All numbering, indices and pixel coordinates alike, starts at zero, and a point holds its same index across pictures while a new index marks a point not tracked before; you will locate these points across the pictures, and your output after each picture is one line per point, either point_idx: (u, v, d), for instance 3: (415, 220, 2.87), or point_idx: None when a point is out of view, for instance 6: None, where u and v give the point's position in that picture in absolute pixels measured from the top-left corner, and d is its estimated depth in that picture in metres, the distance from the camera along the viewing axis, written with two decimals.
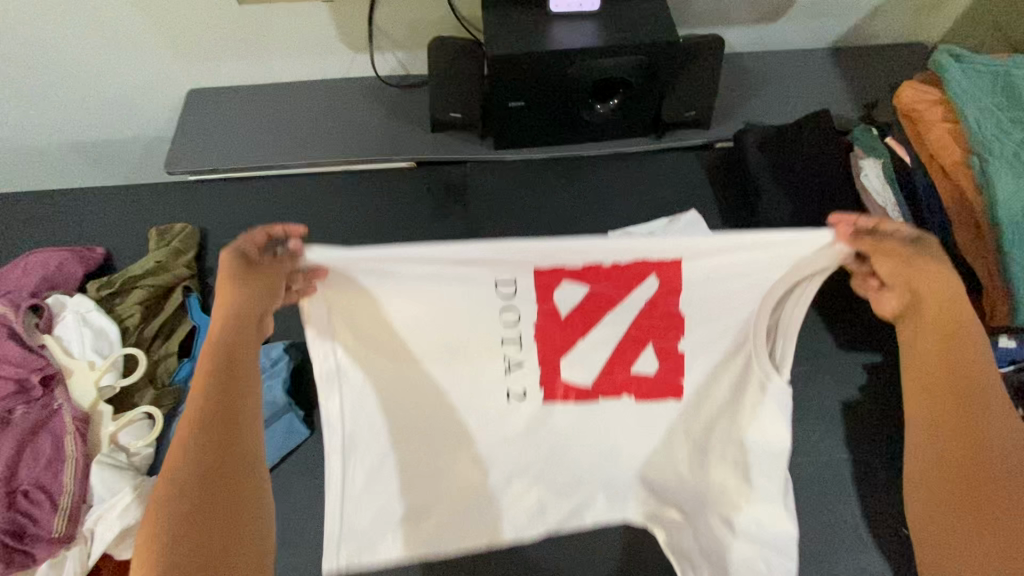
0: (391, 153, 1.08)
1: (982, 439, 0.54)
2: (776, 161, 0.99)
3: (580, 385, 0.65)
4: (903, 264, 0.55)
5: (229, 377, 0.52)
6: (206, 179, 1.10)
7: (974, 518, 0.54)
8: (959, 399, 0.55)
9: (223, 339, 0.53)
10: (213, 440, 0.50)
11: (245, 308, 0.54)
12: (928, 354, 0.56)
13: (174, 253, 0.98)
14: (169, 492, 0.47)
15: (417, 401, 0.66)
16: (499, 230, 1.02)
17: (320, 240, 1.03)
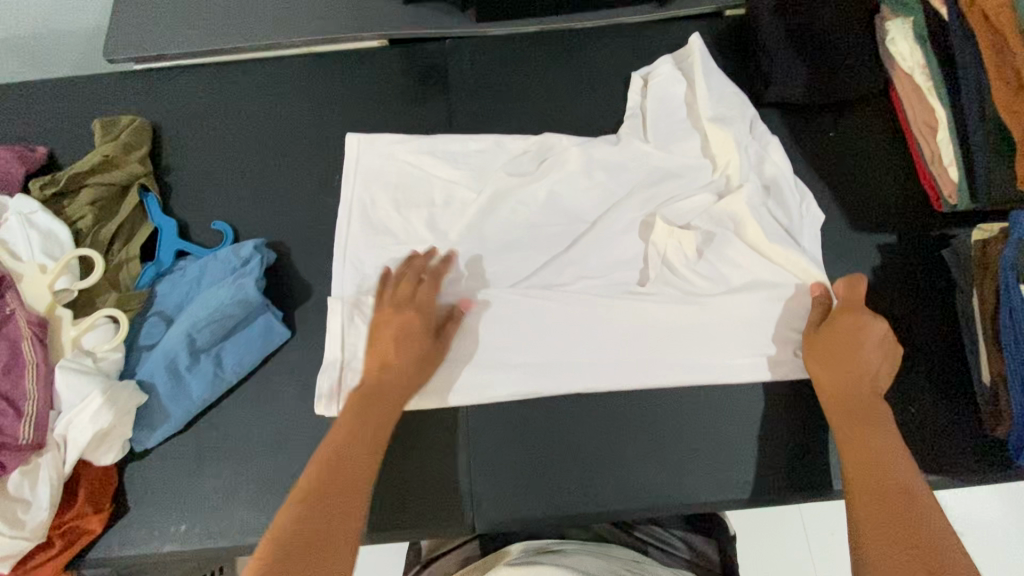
0: (359, 31, 0.97)
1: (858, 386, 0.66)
2: (792, 26, 0.89)
3: (570, 218, 0.82)
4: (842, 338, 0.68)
5: (362, 410, 0.68)
6: (150, 67, 0.98)
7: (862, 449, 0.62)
8: (852, 357, 0.67)
9: (367, 386, 0.69)
10: (331, 467, 0.62)
11: (392, 373, 0.70)
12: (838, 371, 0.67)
13: (124, 147, 0.87)
14: (324, 462, 0.63)
15: (434, 213, 0.83)
16: (486, 113, 0.93)
17: (286, 131, 0.93)
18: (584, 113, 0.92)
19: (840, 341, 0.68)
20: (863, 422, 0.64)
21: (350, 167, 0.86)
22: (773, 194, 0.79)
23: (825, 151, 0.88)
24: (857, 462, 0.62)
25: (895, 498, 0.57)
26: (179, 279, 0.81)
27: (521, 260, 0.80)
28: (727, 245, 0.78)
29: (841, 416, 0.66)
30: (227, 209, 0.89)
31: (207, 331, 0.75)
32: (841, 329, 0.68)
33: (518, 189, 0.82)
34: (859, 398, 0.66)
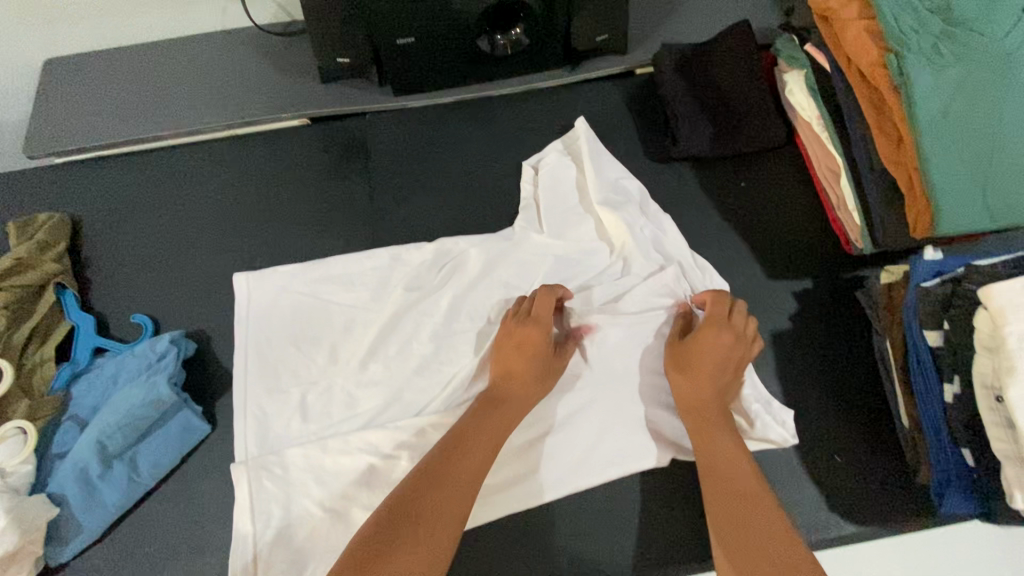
0: (279, 111, 0.98)
1: (708, 429, 0.72)
2: (694, 85, 0.93)
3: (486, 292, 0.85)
4: (686, 362, 0.74)
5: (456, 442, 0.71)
6: (68, 160, 0.98)
7: (733, 520, 0.65)
8: (695, 391, 0.73)
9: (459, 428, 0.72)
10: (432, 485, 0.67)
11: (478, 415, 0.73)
12: (689, 395, 0.74)
13: (40, 247, 0.87)
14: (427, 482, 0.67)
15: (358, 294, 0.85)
16: (407, 185, 0.94)
17: (208, 215, 0.93)
18: (503, 179, 0.94)
19: (702, 349, 0.74)
20: (720, 474, 0.69)
21: (244, 298, 0.85)
22: (679, 271, 0.83)
23: (737, 203, 0.90)
24: (710, 477, 0.69)
25: (743, 521, 0.64)
26: (94, 380, 0.79)
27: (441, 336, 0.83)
28: (634, 318, 0.81)
29: (696, 425, 0.73)
30: (148, 300, 0.88)
31: (119, 436, 0.73)
32: (706, 343, 0.74)
33: (444, 272, 0.86)
34: (707, 427, 0.72)
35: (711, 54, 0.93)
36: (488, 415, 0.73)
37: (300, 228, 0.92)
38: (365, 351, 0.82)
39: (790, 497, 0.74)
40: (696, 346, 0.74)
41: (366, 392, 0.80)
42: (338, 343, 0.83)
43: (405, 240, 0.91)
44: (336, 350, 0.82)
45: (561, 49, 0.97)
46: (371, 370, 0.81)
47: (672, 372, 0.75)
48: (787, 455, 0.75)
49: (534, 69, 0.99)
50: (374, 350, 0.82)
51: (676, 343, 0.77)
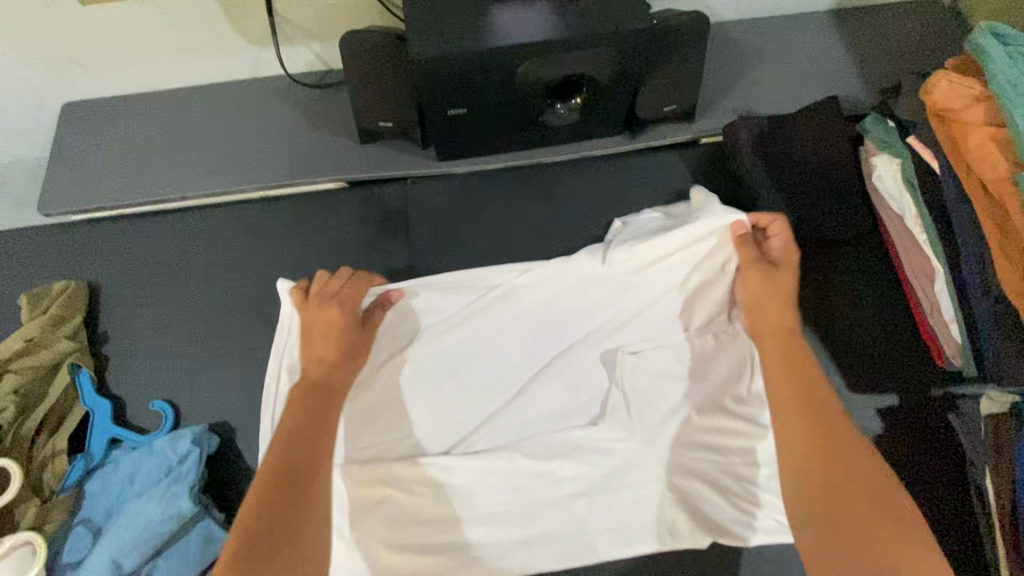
0: (315, 174, 0.91)
1: (806, 387, 0.65)
2: (772, 163, 0.84)
3: None
4: (770, 288, 0.71)
5: (284, 470, 0.62)
6: (88, 217, 0.91)
7: (824, 470, 0.61)
8: (777, 331, 0.69)
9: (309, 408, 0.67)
10: (280, 501, 0.60)
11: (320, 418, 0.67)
12: (770, 306, 0.71)
13: (54, 322, 0.80)
14: (274, 480, 0.61)
15: None
16: (451, 261, 0.86)
17: (236, 286, 0.87)
18: (556, 258, 0.86)
19: (784, 287, 0.72)
20: (805, 394, 0.65)
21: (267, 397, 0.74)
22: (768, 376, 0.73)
23: (816, 298, 0.82)
24: (789, 403, 0.65)
25: (838, 471, 0.60)
26: (109, 478, 0.73)
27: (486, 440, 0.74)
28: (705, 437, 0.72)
29: (782, 356, 0.68)
30: (169, 382, 0.81)
31: (134, 553, 0.67)
32: (785, 276, 0.72)
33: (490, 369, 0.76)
34: (798, 365, 0.67)
35: (791, 129, 0.85)
36: (312, 400, 0.68)
37: None
38: None
39: None
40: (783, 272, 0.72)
41: None
42: None
43: None
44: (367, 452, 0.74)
45: (622, 116, 0.88)
46: None
47: (757, 284, 0.72)
48: None
49: (591, 135, 0.91)
50: None
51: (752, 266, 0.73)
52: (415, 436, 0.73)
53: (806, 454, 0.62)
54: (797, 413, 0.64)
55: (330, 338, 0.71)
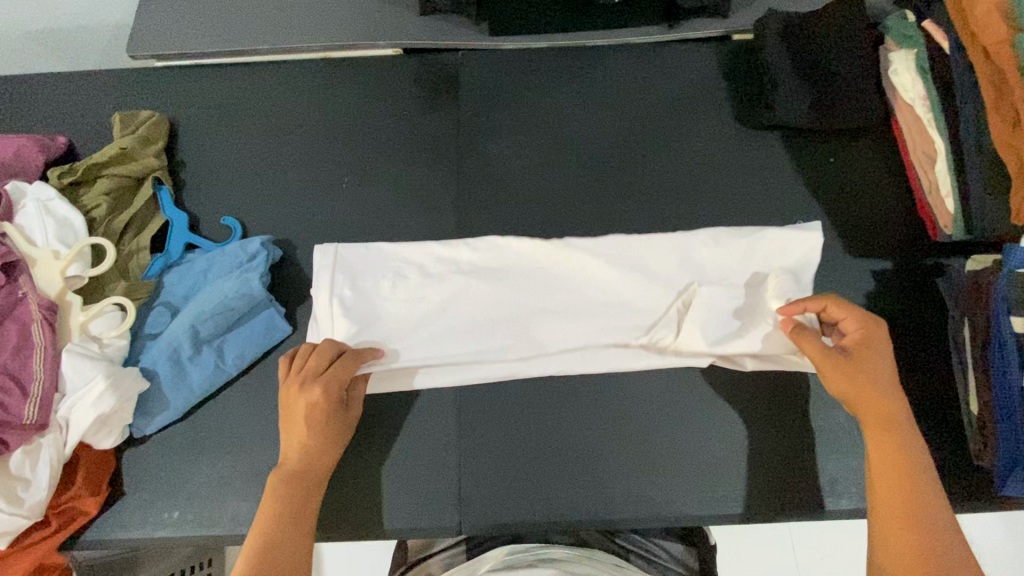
0: (375, 39, 0.99)
1: (870, 397, 0.66)
2: (797, 53, 0.90)
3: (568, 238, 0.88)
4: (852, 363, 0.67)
5: (310, 443, 0.70)
6: (172, 64, 1.01)
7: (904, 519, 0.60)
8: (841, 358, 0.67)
9: (327, 400, 0.71)
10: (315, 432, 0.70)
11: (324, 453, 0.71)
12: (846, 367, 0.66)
13: (142, 142, 0.90)
14: (301, 458, 0.70)
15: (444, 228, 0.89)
16: (494, 122, 0.95)
17: (296, 130, 0.95)
18: (589, 127, 0.94)
19: (861, 350, 0.67)
20: (879, 436, 0.65)
21: (322, 247, 0.84)
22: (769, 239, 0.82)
23: (823, 179, 0.90)
24: (877, 464, 0.64)
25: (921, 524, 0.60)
26: (186, 272, 0.83)
27: (517, 268, 0.84)
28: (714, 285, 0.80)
29: (840, 371, 0.67)
30: (237, 205, 0.91)
31: (210, 325, 0.77)
32: (867, 350, 0.67)
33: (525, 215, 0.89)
34: (880, 415, 0.65)
35: (818, 23, 0.91)
36: (329, 390, 0.72)
37: (384, 152, 0.93)
38: (442, 276, 0.84)
39: (835, 465, 0.77)
40: (861, 349, 0.67)
41: (442, 315, 0.82)
42: (416, 264, 0.84)
43: (487, 175, 0.91)
44: (411, 272, 0.83)
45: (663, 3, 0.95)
46: (448, 297, 0.82)
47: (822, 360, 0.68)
48: (841, 425, 0.78)
49: (631, 22, 0.98)
50: (450, 275, 0.84)
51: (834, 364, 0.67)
52: (461, 261, 0.84)
53: (895, 528, 0.60)
54: (894, 488, 0.62)
55: (321, 389, 0.71)
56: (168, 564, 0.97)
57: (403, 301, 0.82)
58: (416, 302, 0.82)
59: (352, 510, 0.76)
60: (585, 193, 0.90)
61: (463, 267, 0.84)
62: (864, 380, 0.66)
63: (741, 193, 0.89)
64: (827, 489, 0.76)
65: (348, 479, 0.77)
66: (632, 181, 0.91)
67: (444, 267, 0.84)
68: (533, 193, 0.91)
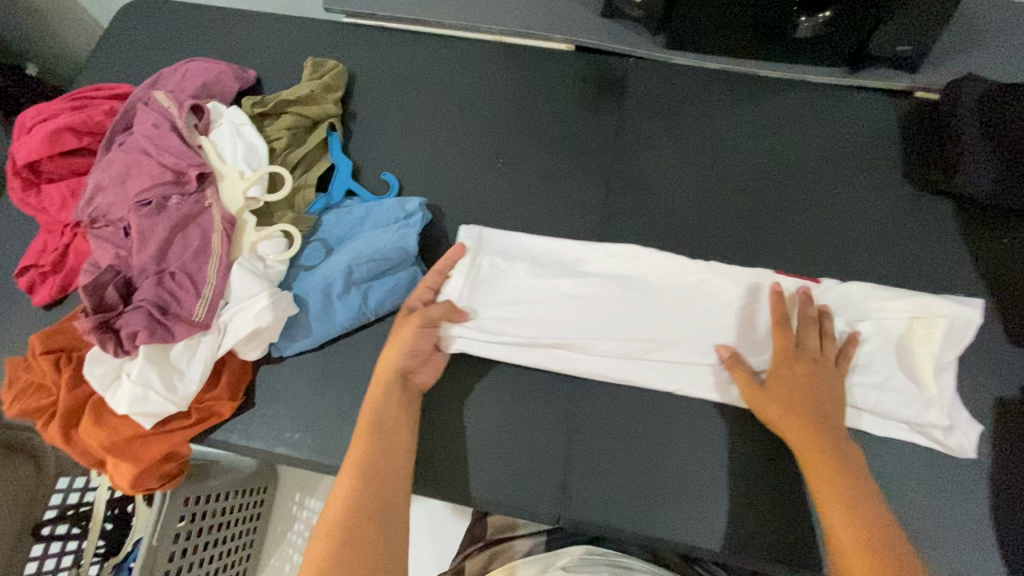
0: (553, 32, 1.02)
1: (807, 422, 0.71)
2: (995, 120, 0.86)
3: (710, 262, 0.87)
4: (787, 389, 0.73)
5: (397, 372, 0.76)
6: (360, 23, 1.07)
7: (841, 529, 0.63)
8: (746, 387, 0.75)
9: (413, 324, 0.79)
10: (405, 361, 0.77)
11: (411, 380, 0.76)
12: (784, 398, 0.73)
13: (324, 88, 0.96)
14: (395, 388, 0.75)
15: (587, 226, 0.90)
16: (653, 133, 0.95)
17: (462, 104, 1.00)
18: (745, 155, 0.93)
19: (791, 370, 0.74)
20: (818, 462, 0.68)
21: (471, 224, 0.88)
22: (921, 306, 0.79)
23: (993, 259, 0.85)
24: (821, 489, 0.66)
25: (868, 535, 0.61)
26: (345, 215, 0.88)
27: (648, 279, 0.84)
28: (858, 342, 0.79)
29: (757, 403, 0.74)
30: (397, 163, 0.96)
31: (363, 269, 0.81)
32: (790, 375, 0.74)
33: (669, 233, 0.89)
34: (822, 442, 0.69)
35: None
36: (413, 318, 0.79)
37: (541, 140, 0.96)
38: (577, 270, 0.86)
39: (959, 556, 0.72)
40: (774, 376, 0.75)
41: (573, 306, 0.83)
42: (547, 255, 0.87)
43: (638, 183, 0.92)
44: (549, 264, 0.86)
45: (851, 50, 0.93)
46: (580, 292, 0.84)
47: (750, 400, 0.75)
48: (972, 515, 0.73)
49: (813, 61, 0.96)
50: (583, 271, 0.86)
51: (751, 389, 0.75)
52: (592, 262, 0.86)
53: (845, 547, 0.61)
54: (827, 480, 0.66)
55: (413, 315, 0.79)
56: (216, 483, 1.03)
57: (536, 291, 0.84)
58: (549, 291, 0.84)
59: (452, 474, 0.78)
60: (735, 220, 0.89)
61: (593, 267, 0.86)
62: (782, 412, 0.72)
63: (899, 254, 0.86)
64: None
65: (455, 442, 0.80)
66: (784, 218, 0.89)
67: (577, 262, 0.86)
68: (681, 208, 0.91)
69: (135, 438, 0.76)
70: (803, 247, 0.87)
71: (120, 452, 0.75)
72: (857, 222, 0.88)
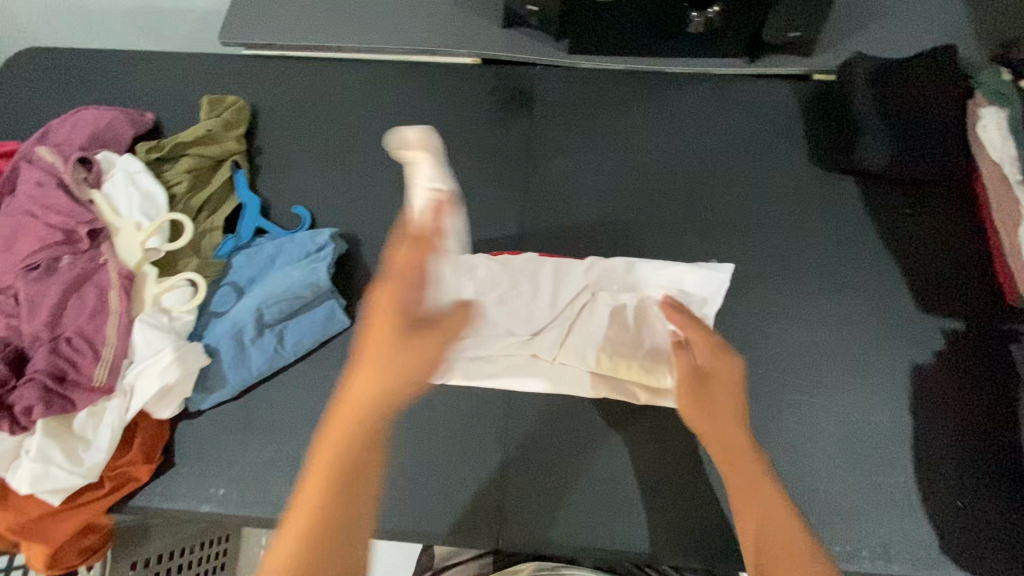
0: (457, 47, 1.01)
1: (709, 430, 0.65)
2: (884, 98, 0.89)
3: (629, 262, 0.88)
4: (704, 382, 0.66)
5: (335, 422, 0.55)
6: (260, 54, 1.04)
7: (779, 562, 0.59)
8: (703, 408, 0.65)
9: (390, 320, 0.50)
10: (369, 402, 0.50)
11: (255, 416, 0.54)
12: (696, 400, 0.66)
13: (225, 125, 0.93)
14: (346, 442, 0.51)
15: (506, 240, 0.89)
16: (565, 141, 0.95)
17: (371, 128, 0.98)
18: (655, 153, 0.94)
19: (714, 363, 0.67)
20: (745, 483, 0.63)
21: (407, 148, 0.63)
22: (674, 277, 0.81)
23: (897, 230, 0.87)
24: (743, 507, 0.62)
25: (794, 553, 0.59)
26: (255, 255, 0.85)
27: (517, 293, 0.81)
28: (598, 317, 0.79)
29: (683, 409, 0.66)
30: (308, 195, 0.93)
31: (275, 309, 0.79)
32: (720, 374, 0.66)
33: (588, 237, 0.89)
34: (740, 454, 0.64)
35: (907, 70, 0.89)
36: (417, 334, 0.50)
37: (454, 158, 0.95)
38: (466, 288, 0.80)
39: (889, 527, 0.73)
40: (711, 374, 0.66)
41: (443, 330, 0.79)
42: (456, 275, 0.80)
43: (554, 191, 0.92)
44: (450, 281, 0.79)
45: (747, 39, 0.95)
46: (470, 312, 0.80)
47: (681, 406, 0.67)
48: (898, 485, 0.75)
49: (714, 53, 0.98)
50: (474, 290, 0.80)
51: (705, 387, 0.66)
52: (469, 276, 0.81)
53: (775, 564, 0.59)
54: (745, 488, 0.63)
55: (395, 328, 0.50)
56: (176, 538, 0.97)
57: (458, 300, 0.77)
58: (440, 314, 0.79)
59: (387, 511, 0.76)
60: (651, 219, 0.90)
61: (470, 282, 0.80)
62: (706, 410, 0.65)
63: (810, 235, 0.88)
64: (879, 552, 0.72)
65: (389, 477, 0.77)
66: (698, 212, 0.90)
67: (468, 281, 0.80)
68: (598, 211, 0.91)
69: (46, 516, 0.71)
70: (719, 238, 0.88)
71: (29, 533, 0.71)
72: (767, 208, 0.90)
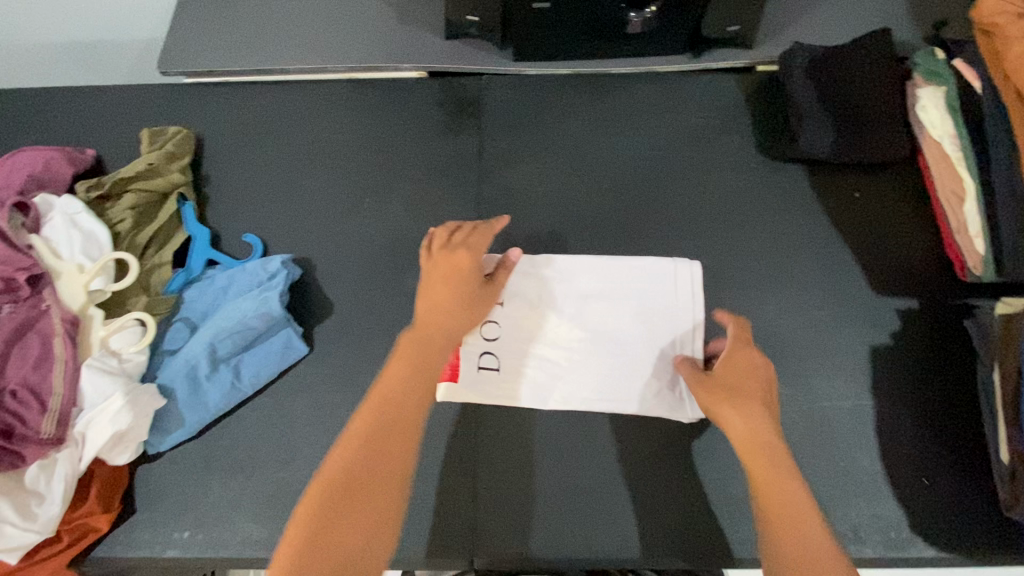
0: (401, 62, 1.00)
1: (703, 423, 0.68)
2: (824, 85, 0.90)
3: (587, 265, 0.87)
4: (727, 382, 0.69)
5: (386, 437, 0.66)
6: (201, 82, 1.02)
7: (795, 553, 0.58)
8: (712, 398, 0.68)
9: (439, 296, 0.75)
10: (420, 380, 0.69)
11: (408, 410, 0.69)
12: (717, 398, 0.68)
13: (168, 157, 0.91)
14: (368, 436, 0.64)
15: None
16: (516, 150, 0.95)
17: (319, 151, 0.96)
18: (607, 155, 0.94)
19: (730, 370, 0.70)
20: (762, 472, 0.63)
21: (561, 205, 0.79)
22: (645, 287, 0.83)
23: (847, 214, 0.89)
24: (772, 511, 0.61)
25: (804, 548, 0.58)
26: (206, 288, 0.83)
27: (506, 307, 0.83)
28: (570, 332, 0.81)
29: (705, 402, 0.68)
30: (259, 223, 0.92)
31: (228, 342, 0.77)
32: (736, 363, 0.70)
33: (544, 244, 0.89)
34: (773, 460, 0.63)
35: (846, 55, 0.90)
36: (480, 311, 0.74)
37: (406, 175, 0.94)
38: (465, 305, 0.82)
39: (859, 510, 0.74)
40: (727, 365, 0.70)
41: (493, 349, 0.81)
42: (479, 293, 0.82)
43: (509, 200, 0.91)
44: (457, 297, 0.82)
45: (688, 35, 0.96)
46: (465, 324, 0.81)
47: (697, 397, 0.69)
48: (864, 468, 0.76)
49: (657, 52, 0.98)
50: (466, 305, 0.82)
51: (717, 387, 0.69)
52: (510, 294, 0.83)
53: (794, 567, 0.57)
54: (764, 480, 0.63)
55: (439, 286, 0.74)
56: None
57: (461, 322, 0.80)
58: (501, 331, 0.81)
59: None
60: (607, 221, 0.90)
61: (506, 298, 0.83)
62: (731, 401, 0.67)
63: (764, 226, 0.89)
64: (851, 535, 0.73)
65: None
66: (653, 211, 0.90)
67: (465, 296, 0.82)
68: (553, 218, 0.90)
69: None
70: (674, 235, 0.88)
71: None
72: (721, 202, 0.90)
